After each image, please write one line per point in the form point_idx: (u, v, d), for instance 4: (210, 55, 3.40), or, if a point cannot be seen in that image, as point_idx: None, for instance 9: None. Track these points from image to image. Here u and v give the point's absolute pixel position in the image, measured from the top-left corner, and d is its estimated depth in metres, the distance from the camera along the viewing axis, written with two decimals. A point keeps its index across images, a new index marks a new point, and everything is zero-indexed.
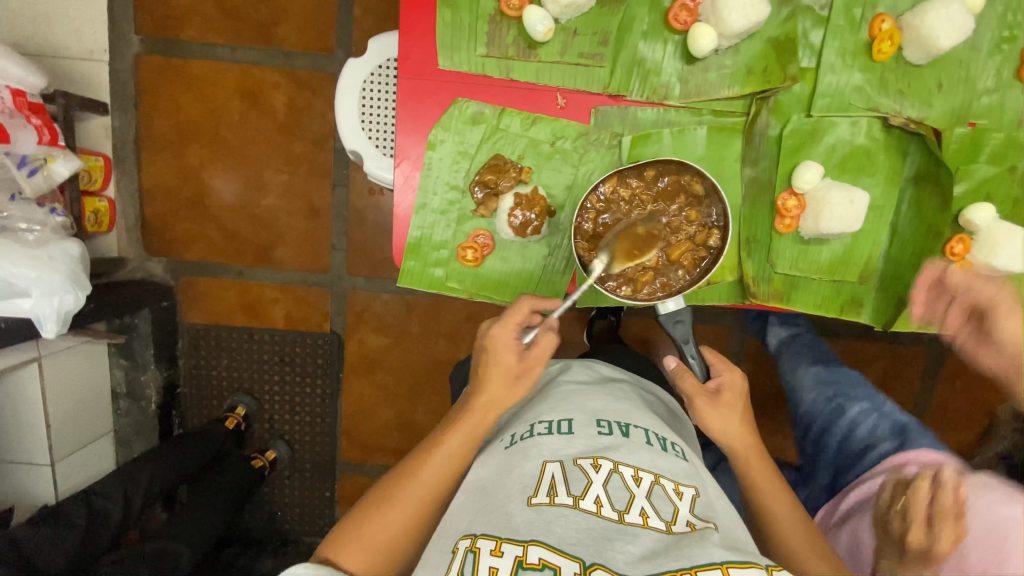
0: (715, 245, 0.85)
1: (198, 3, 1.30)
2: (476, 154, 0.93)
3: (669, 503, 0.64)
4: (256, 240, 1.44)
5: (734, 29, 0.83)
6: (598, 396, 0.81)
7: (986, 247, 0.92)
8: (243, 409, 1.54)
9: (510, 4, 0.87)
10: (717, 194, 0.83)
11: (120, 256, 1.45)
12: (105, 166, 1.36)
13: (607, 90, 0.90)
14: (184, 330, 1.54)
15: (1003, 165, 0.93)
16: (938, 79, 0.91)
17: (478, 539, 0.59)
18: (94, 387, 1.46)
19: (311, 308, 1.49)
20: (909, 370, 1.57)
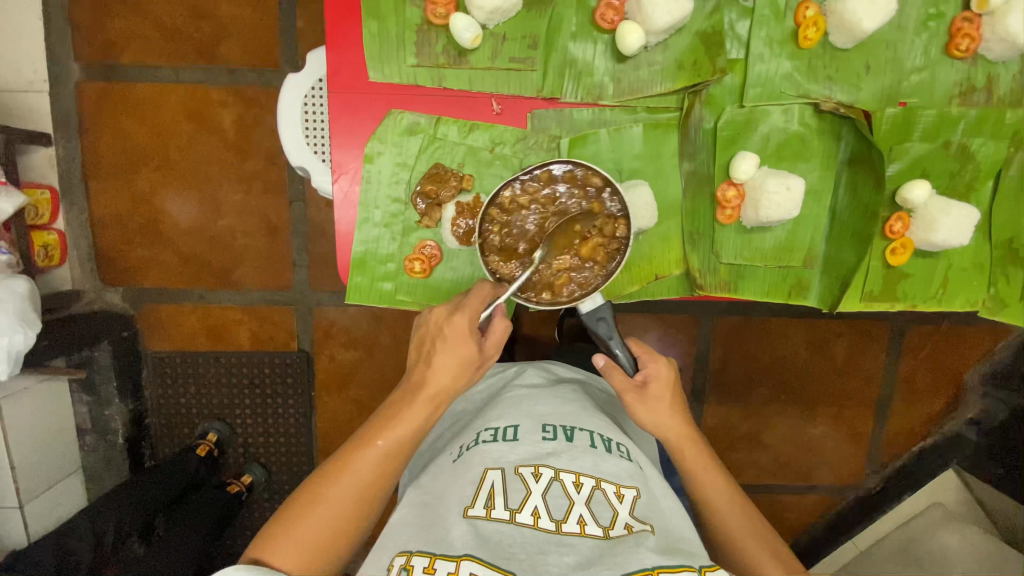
0: (623, 235, 0.85)
1: (137, 24, 1.25)
2: (415, 165, 0.92)
3: (608, 508, 0.67)
4: (215, 263, 1.40)
5: (660, 26, 0.84)
6: (547, 399, 0.82)
7: (924, 223, 0.95)
8: (215, 436, 1.50)
9: (435, 12, 0.86)
10: (609, 183, 0.84)
11: (75, 288, 1.41)
12: (52, 199, 1.33)
13: (541, 94, 0.90)
14: (148, 359, 1.49)
15: (935, 142, 0.95)
16: (866, 61, 0.92)
17: (413, 555, 0.60)
18: (59, 426, 1.39)
19: (276, 327, 1.46)
20: (875, 345, 1.60)
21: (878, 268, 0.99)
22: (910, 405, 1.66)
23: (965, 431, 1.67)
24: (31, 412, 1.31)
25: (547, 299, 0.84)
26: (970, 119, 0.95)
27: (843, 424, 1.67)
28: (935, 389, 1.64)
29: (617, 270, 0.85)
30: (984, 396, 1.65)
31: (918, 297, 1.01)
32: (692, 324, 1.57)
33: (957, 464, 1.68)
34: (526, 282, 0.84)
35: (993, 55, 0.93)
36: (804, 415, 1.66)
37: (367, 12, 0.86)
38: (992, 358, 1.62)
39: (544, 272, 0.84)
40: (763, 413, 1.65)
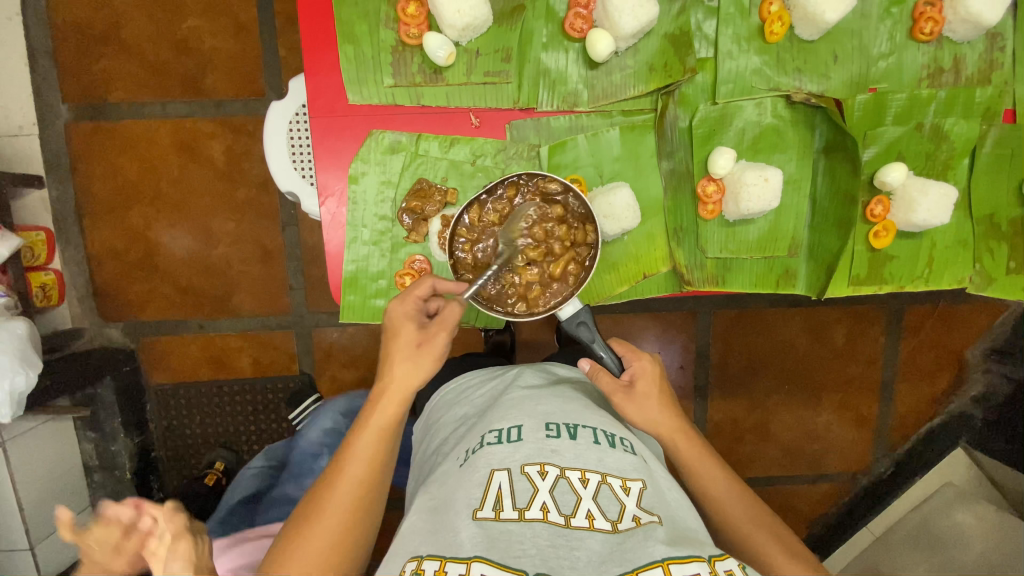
0: (591, 237, 0.87)
1: (123, 63, 1.28)
2: (399, 182, 0.93)
3: (615, 501, 0.68)
4: (212, 291, 1.42)
5: (627, 30, 0.86)
6: (548, 398, 0.83)
7: (903, 204, 0.96)
8: (222, 464, 1.51)
9: (409, 33, 0.88)
10: (569, 187, 0.85)
11: (75, 326, 1.43)
12: (48, 240, 1.34)
13: (517, 105, 0.92)
14: (152, 392, 1.49)
15: (908, 124, 0.97)
16: (832, 51, 0.94)
17: (423, 560, 0.61)
18: (66, 464, 1.41)
19: (277, 351, 1.47)
20: (872, 329, 1.61)
21: (863, 251, 1.00)
22: (912, 386, 1.66)
23: (971, 409, 1.67)
24: (37, 451, 1.33)
25: (524, 310, 0.87)
26: (941, 99, 0.97)
27: (848, 409, 1.67)
28: (938, 367, 1.65)
29: (590, 273, 0.87)
30: (986, 372, 1.65)
31: (905, 277, 1.02)
32: (690, 321, 1.58)
33: (965, 443, 1.67)
34: (501, 296, 0.87)
35: (958, 36, 0.94)
36: (808, 404, 1.67)
37: (342, 36, 0.88)
38: (991, 334, 1.63)
39: (518, 283, 0.87)
40: (767, 404, 1.66)
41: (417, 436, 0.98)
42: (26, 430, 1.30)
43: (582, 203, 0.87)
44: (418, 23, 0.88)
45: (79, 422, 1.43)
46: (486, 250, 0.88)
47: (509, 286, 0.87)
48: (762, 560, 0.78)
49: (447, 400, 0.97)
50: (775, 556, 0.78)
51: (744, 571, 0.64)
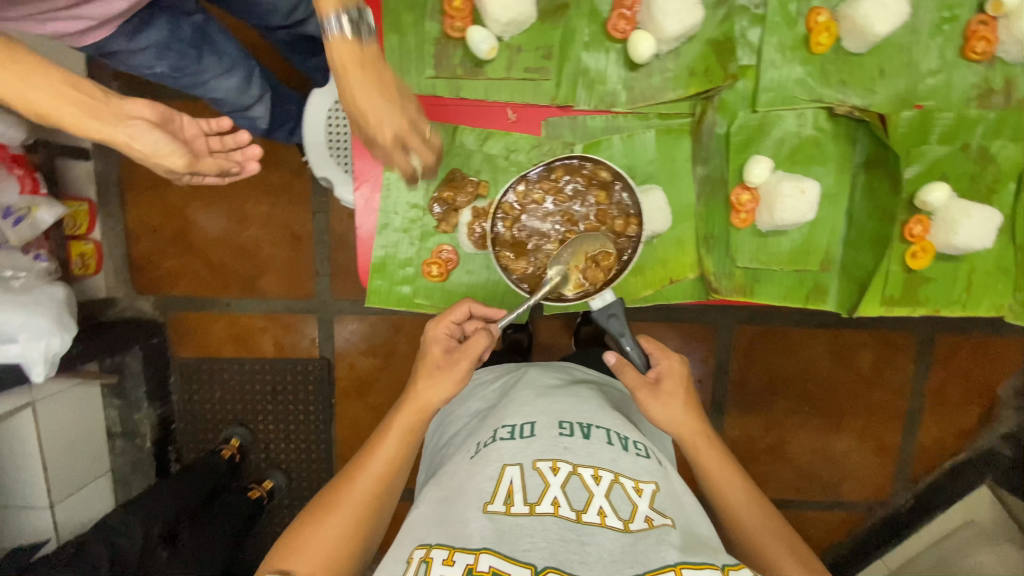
0: (635, 229, 0.89)
1: None
2: (432, 172, 0.94)
3: (628, 502, 0.68)
4: (241, 271, 1.53)
5: (671, 33, 0.86)
6: (564, 398, 0.83)
7: (944, 226, 0.93)
8: (238, 441, 1.59)
9: (453, 25, 0.89)
10: (619, 177, 0.89)
11: (109, 296, 1.53)
12: (90, 211, 1.45)
13: (555, 102, 0.92)
14: (176, 364, 1.59)
15: (954, 144, 0.94)
16: (880, 65, 0.92)
17: (432, 549, 0.62)
18: (90, 427, 1.51)
19: (299, 334, 1.56)
20: (901, 356, 1.57)
21: (898, 271, 0.97)
22: (939, 419, 1.61)
23: (1000, 446, 1.62)
24: (65, 413, 1.42)
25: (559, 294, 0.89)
26: (989, 121, 0.94)
27: (870, 437, 1.63)
28: (967, 400, 1.60)
29: (630, 264, 0.89)
30: (1017, 409, 1.60)
31: (941, 301, 0.99)
32: (711, 334, 1.56)
33: (991, 480, 1.59)
34: (536, 276, 0.90)
35: (1012, 57, 0.92)
36: (829, 429, 1.63)
37: (388, 25, 0.89)
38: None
39: (555, 266, 0.89)
40: (784, 424, 1.63)
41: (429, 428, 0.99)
42: (56, 392, 1.39)
43: (632, 197, 0.90)
44: (463, 16, 0.89)
45: (106, 389, 1.53)
46: (526, 229, 0.90)
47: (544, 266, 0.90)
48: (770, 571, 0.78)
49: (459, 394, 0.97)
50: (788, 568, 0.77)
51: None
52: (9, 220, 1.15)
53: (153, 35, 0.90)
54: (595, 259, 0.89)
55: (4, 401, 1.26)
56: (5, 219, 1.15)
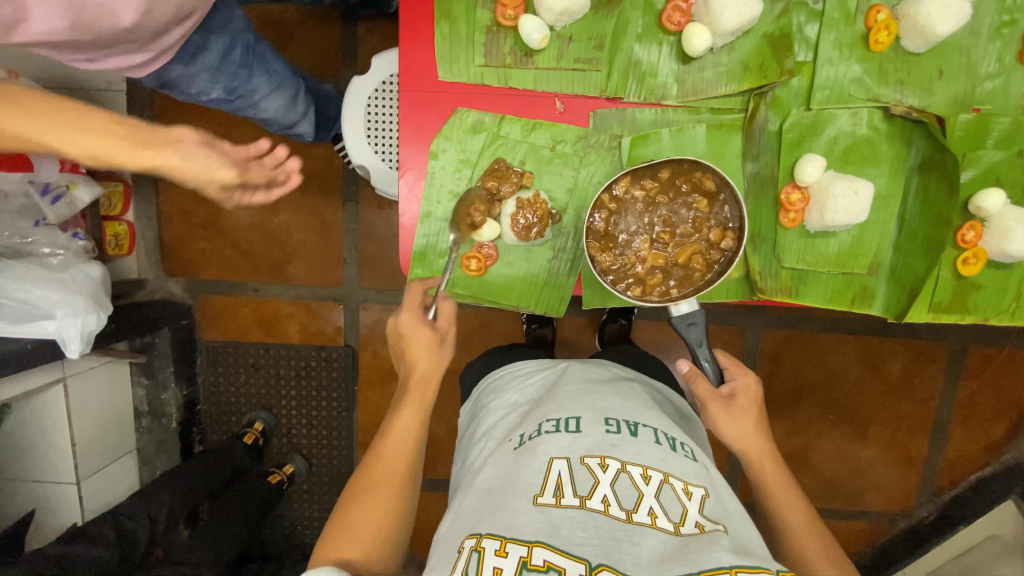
0: (731, 244, 0.88)
1: None
2: (477, 162, 0.94)
3: (678, 504, 0.67)
4: (270, 257, 1.54)
5: (728, 26, 0.84)
6: (608, 394, 0.82)
7: (998, 232, 0.91)
8: (261, 425, 1.60)
9: (505, 14, 0.88)
10: (727, 188, 0.87)
11: (140, 277, 1.57)
12: (125, 192, 1.50)
13: (604, 94, 0.91)
14: (203, 347, 1.61)
15: (1010, 149, 0.92)
16: (938, 66, 0.90)
17: (483, 538, 0.63)
18: (120, 406, 1.54)
19: (324, 322, 1.57)
20: (930, 366, 1.54)
21: (948, 277, 0.95)
22: (966, 432, 1.58)
23: None
24: (95, 391, 1.45)
25: (641, 293, 0.90)
26: None
27: (896, 447, 1.60)
28: (996, 414, 1.57)
29: (718, 277, 0.89)
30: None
31: (989, 310, 0.97)
32: (738, 337, 1.55)
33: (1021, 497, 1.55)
34: (622, 273, 0.90)
35: None
36: (855, 437, 1.60)
37: (439, 12, 0.89)
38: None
39: (640, 267, 0.90)
40: (809, 430, 1.61)
41: (462, 418, 0.99)
42: (89, 367, 1.41)
43: (735, 211, 0.88)
44: (516, 5, 0.88)
45: (134, 368, 1.56)
46: (623, 226, 0.89)
47: (632, 265, 0.90)
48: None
49: (495, 385, 0.97)
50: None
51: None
52: (46, 198, 1.17)
53: (207, 61, 0.93)
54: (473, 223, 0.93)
55: (37, 376, 1.27)
56: (42, 196, 1.16)
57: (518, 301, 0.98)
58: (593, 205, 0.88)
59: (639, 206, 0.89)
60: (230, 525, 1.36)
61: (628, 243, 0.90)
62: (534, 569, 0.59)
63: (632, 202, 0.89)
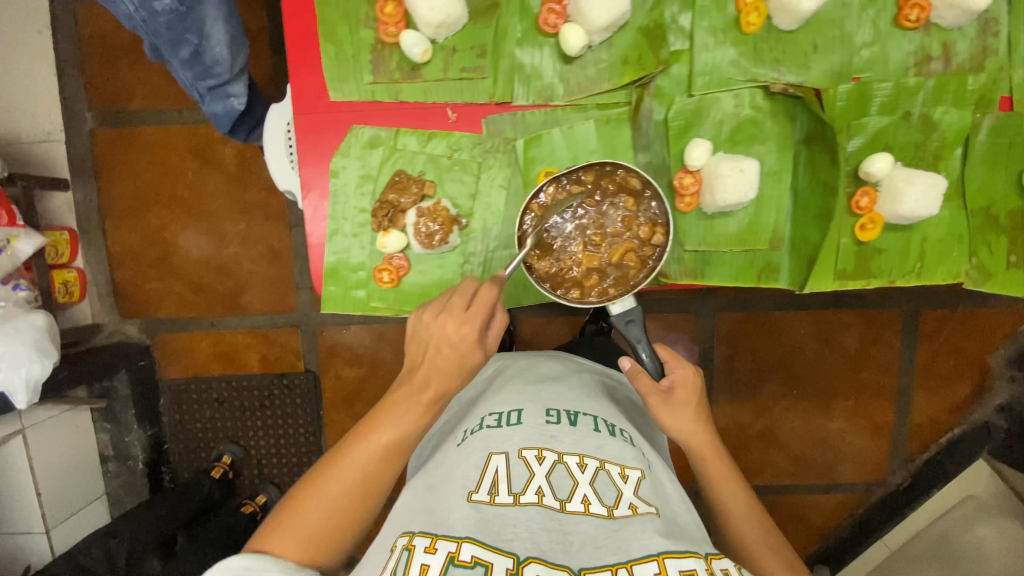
0: (659, 239, 0.88)
1: (147, 78, 1.46)
2: (378, 176, 0.95)
3: (613, 489, 0.70)
4: (222, 290, 1.55)
5: (600, 23, 0.87)
6: (554, 387, 0.85)
7: (890, 195, 0.93)
8: (230, 457, 1.60)
9: (388, 32, 0.91)
10: (650, 186, 0.87)
11: (96, 322, 1.58)
12: (71, 239, 1.50)
13: (493, 99, 0.93)
14: (165, 386, 1.61)
15: (895, 113, 0.94)
16: (813, 40, 0.92)
17: (415, 536, 0.63)
18: (83, 453, 1.54)
19: (283, 349, 1.58)
20: (886, 335, 1.56)
21: (849, 245, 0.97)
22: (931, 394, 1.60)
23: (995, 418, 1.59)
24: (53, 442, 1.46)
25: (579, 296, 0.89)
26: (929, 88, 0.94)
27: (861, 417, 1.62)
28: (959, 373, 1.58)
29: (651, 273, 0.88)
30: (1010, 380, 1.58)
31: (895, 272, 0.99)
32: (692, 321, 1.56)
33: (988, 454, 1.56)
34: (559, 280, 0.89)
35: (947, 22, 0.92)
36: (820, 410, 1.62)
37: (323, 36, 0.91)
38: (1015, 340, 1.56)
39: (576, 270, 0.89)
40: (773, 407, 1.62)
41: (420, 423, 1.00)
42: (46, 417, 1.44)
43: (661, 207, 0.89)
44: (396, 21, 0.90)
45: (98, 414, 1.56)
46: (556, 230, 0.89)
47: (569, 268, 0.89)
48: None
49: (450, 387, 0.98)
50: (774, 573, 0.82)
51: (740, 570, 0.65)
52: None
53: None
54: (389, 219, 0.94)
55: None
56: None
57: None
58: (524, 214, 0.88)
59: (569, 211, 0.89)
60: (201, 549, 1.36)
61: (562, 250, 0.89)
62: (462, 565, 0.59)
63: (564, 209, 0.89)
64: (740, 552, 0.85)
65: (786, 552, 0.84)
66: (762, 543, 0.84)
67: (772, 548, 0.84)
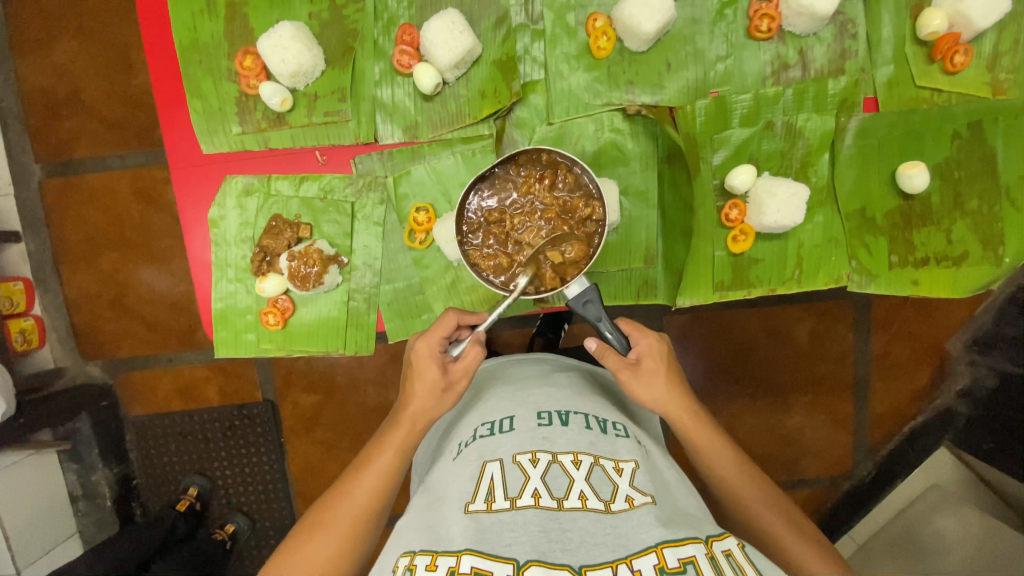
0: (600, 214, 0.84)
1: (85, 123, 1.35)
2: (255, 222, 0.98)
3: (608, 482, 0.61)
4: (178, 326, 1.45)
5: (445, 62, 0.89)
6: (541, 387, 0.76)
7: (755, 207, 0.94)
8: (196, 489, 1.49)
9: (249, 84, 0.94)
10: (576, 163, 0.83)
11: (58, 366, 1.47)
12: (26, 288, 1.39)
13: (358, 140, 0.96)
14: (130, 423, 1.51)
15: (757, 124, 0.94)
16: (665, 59, 0.93)
17: (416, 555, 0.56)
18: (50, 499, 1.42)
19: (240, 380, 1.47)
20: (838, 327, 1.41)
21: (724, 256, 0.98)
22: (890, 384, 1.44)
23: (956, 405, 1.43)
24: (23, 486, 1.35)
25: (536, 289, 0.84)
26: (788, 97, 0.94)
27: (826, 416, 1.46)
28: (916, 363, 1.42)
29: (598, 251, 0.84)
30: (970, 365, 1.42)
31: (774, 279, 0.99)
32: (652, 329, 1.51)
33: (950, 441, 1.43)
34: (511, 272, 0.86)
35: (800, 29, 0.92)
36: (816, 414, 1.46)
37: (189, 92, 0.94)
38: (971, 323, 1.40)
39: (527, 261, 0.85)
40: (781, 408, 1.46)
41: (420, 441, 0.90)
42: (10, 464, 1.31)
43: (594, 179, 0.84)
44: (256, 74, 0.93)
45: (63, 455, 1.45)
46: (498, 234, 0.86)
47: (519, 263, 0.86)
48: (778, 550, 0.72)
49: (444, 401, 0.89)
50: (784, 536, 0.73)
51: (744, 550, 0.57)
52: None
53: None
54: (268, 261, 0.98)
55: None
56: None
57: (323, 346, 1.01)
58: (463, 214, 0.86)
59: (509, 206, 0.86)
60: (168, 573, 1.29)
61: (503, 239, 0.87)
62: None
63: (498, 199, 0.86)
64: (752, 521, 0.75)
65: (790, 508, 0.76)
66: (775, 508, 0.75)
67: (779, 509, 0.76)
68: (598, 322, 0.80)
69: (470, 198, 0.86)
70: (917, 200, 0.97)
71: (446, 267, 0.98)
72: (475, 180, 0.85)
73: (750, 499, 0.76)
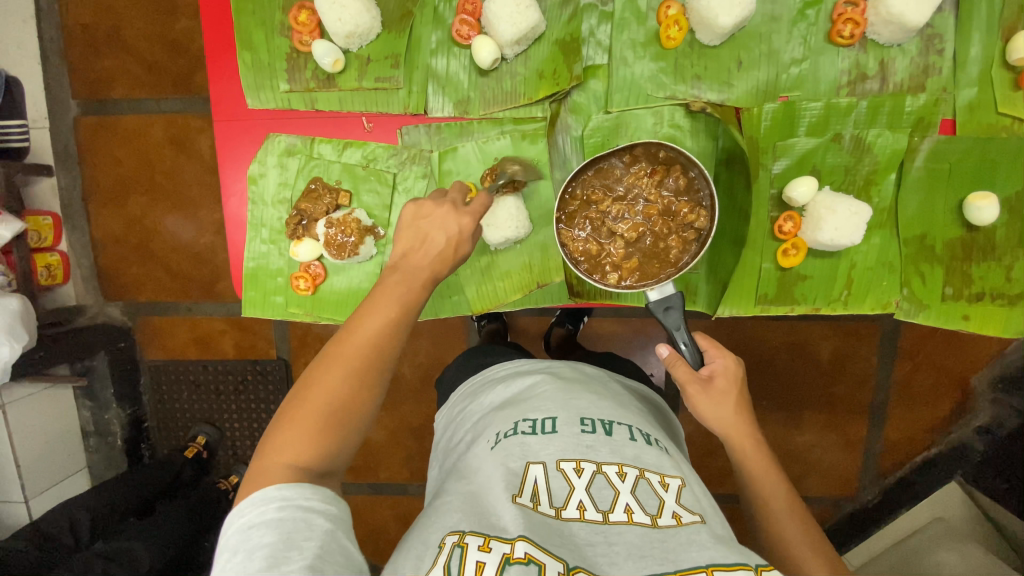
0: (704, 224, 0.82)
1: (125, 64, 1.33)
2: (295, 184, 0.96)
3: (654, 497, 0.60)
4: (200, 277, 1.44)
5: (507, 37, 0.85)
6: (583, 391, 0.73)
7: (813, 222, 0.90)
8: (204, 438, 1.50)
9: (302, 40, 0.91)
10: (694, 167, 0.81)
11: (79, 304, 1.47)
12: (55, 224, 1.39)
13: (407, 110, 0.93)
14: (145, 367, 1.51)
15: (824, 135, 0.90)
16: (736, 57, 0.88)
17: (467, 533, 0.55)
18: (62, 429, 1.45)
19: (257, 336, 1.46)
20: (864, 348, 1.36)
21: (771, 269, 0.94)
22: (908, 412, 1.40)
23: (974, 441, 1.39)
24: (35, 418, 1.37)
25: (617, 282, 0.84)
26: (862, 110, 0.89)
27: (840, 435, 1.43)
28: (939, 393, 1.38)
29: (691, 261, 0.83)
30: (995, 403, 1.37)
31: (820, 298, 0.95)
32: None
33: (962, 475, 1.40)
34: (597, 261, 0.85)
35: (884, 39, 0.87)
36: (834, 434, 1.43)
37: (239, 44, 0.91)
38: (1001, 360, 1.35)
39: (620, 253, 0.84)
40: (798, 424, 1.43)
41: (439, 426, 0.87)
42: (24, 396, 1.34)
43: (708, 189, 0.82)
44: (310, 31, 0.91)
45: (78, 392, 1.46)
46: (596, 220, 0.84)
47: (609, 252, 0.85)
48: None
49: (469, 391, 0.86)
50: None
51: None
52: None
53: None
54: (305, 224, 0.96)
55: None
56: None
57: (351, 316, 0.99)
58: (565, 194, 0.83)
59: (613, 194, 0.84)
60: (172, 512, 1.31)
61: (597, 227, 0.84)
62: (515, 563, 0.52)
63: (602, 185, 0.84)
64: (776, 549, 0.73)
65: (831, 552, 0.72)
66: (803, 539, 0.72)
67: (819, 549, 0.72)
68: (677, 332, 0.79)
69: (578, 177, 0.83)
70: (981, 232, 0.92)
71: (483, 250, 0.96)
72: (590, 164, 0.82)
73: (793, 531, 0.73)
